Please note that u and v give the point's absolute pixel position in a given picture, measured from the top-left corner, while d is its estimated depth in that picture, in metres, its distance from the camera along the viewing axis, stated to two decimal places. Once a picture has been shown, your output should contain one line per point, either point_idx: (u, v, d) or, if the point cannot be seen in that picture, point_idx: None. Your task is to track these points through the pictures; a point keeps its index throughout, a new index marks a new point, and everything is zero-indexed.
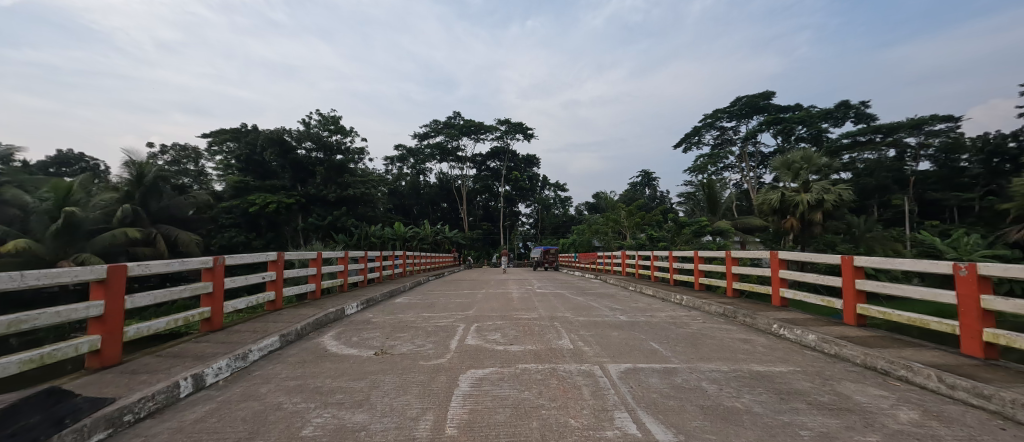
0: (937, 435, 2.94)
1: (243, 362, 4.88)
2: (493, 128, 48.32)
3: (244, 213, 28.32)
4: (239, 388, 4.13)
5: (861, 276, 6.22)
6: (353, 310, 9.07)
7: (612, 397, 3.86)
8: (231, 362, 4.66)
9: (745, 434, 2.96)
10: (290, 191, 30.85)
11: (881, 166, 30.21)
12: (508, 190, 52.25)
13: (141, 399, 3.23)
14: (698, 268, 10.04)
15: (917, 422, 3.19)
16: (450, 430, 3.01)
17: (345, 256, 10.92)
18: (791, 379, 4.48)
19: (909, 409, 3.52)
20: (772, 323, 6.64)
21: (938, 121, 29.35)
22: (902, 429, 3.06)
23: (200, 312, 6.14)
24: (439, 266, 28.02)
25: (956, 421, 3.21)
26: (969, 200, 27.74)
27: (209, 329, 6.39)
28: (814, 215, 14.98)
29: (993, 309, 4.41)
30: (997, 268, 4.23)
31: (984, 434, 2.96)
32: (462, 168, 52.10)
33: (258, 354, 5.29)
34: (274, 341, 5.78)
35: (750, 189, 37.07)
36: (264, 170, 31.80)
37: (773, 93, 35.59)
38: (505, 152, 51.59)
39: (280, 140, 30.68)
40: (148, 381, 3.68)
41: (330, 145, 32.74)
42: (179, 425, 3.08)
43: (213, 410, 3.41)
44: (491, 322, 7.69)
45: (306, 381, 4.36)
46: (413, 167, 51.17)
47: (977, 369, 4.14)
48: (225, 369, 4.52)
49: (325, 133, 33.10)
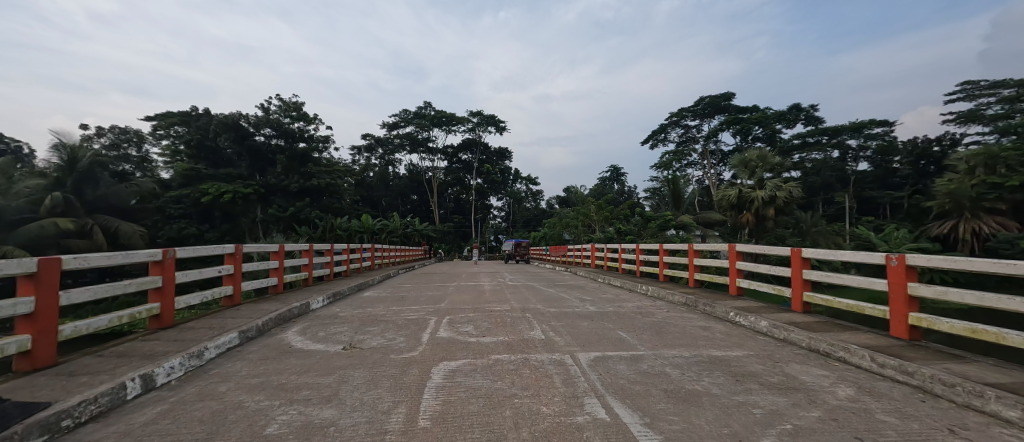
0: (870, 409, 3.30)
1: (199, 360, 4.64)
2: (464, 120, 47.54)
3: (195, 203, 26.31)
4: (195, 387, 3.95)
5: (808, 267, 6.77)
6: (318, 305, 8.81)
7: (583, 384, 4.04)
8: (185, 361, 4.42)
9: (703, 414, 3.20)
10: (247, 181, 29.01)
11: (826, 166, 32.66)
12: (480, 183, 51.82)
13: (81, 402, 3.02)
14: (663, 259, 10.44)
15: (852, 397, 3.58)
16: (424, 421, 3.04)
17: (309, 249, 10.44)
18: (746, 362, 4.85)
19: (846, 386, 3.93)
20: (729, 311, 7.12)
21: (876, 126, 31.85)
22: (840, 404, 3.41)
23: (149, 309, 5.77)
24: (409, 258, 27.67)
25: (885, 395, 3.63)
26: (899, 199, 30.56)
27: (158, 326, 6.02)
28: (767, 211, 16.05)
29: (919, 294, 4.95)
30: (922, 259, 4.75)
31: (909, 406, 3.36)
32: (433, 160, 51.07)
33: (215, 352, 5.04)
34: (232, 337, 5.52)
35: (711, 186, 38.90)
36: (219, 157, 29.81)
37: (734, 93, 37.27)
38: (477, 144, 51.07)
39: (235, 126, 28.98)
40: (90, 383, 3.43)
41: (291, 132, 31.03)
42: (127, 428, 2.91)
43: (166, 412, 3.24)
44: (463, 315, 7.73)
45: (268, 379, 4.21)
46: (381, 157, 49.89)
47: (903, 349, 4.69)
48: (178, 367, 4.29)
49: (286, 120, 31.40)
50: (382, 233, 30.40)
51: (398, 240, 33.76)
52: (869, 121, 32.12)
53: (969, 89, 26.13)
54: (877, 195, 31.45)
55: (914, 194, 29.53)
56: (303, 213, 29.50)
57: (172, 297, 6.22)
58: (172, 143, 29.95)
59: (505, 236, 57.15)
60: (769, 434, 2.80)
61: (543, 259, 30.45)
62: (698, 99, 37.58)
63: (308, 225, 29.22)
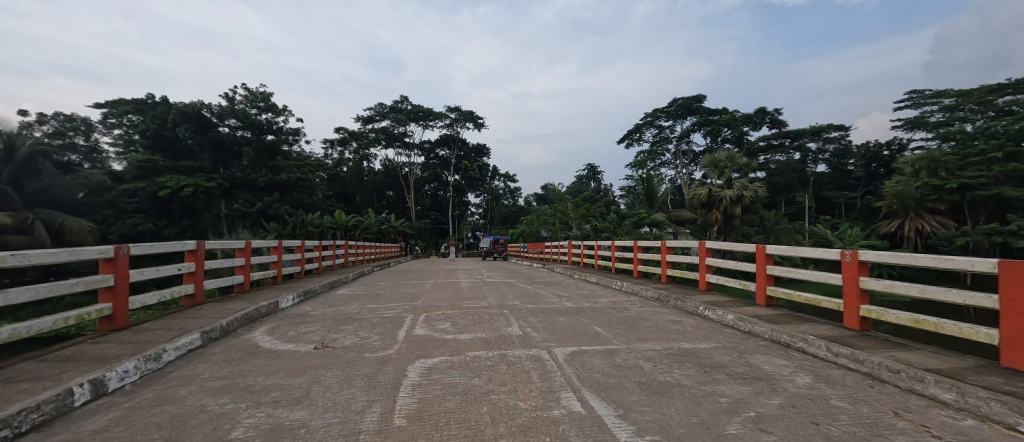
0: (824, 395, 3.55)
1: (156, 363, 4.41)
2: (442, 115, 46.86)
3: (152, 197, 24.75)
4: (152, 391, 3.74)
5: (772, 263, 7.13)
6: (288, 303, 8.50)
7: (559, 378, 4.11)
8: (141, 365, 4.18)
9: (674, 404, 3.35)
10: (210, 174, 27.54)
11: (789, 167, 34.30)
12: (458, 179, 51.53)
13: (21, 411, 2.80)
14: (637, 256, 10.72)
15: (809, 385, 3.83)
16: (399, 420, 3.02)
17: (278, 246, 10.06)
18: (714, 354, 5.09)
19: (804, 374, 4.20)
20: (698, 306, 7.43)
21: (834, 130, 33.57)
22: (798, 392, 3.65)
23: (99, 310, 5.40)
24: (384, 255, 27.12)
25: (838, 382, 3.89)
26: (854, 199, 32.74)
27: (109, 328, 5.65)
28: (734, 209, 16.79)
29: (870, 288, 5.33)
30: (873, 255, 5.12)
31: (859, 392, 3.62)
32: (409, 155, 50.15)
33: (174, 354, 4.79)
34: (194, 339, 5.27)
35: (683, 185, 40.19)
36: (178, 149, 27.83)
37: (706, 96, 38.57)
38: (455, 140, 50.65)
39: (197, 116, 27.16)
40: (32, 390, 3.20)
41: (258, 124, 29.63)
42: (74, 437, 2.73)
43: (120, 418, 3.06)
44: (441, 312, 7.69)
45: (234, 381, 4.05)
46: (355, 152, 48.35)
47: (855, 339, 5.03)
48: (133, 371, 4.06)
49: (252, 111, 29.93)
50: (356, 230, 29.68)
51: (372, 236, 33.00)
52: (828, 126, 33.75)
53: (915, 98, 28.13)
54: (834, 195, 33.53)
55: (866, 195, 31.74)
56: (272, 208, 28.42)
57: (126, 297, 5.85)
58: (125, 132, 27.85)
59: (483, 233, 56.85)
60: (734, 421, 2.96)
61: (520, 257, 30.60)
62: (671, 100, 38.71)
63: (276, 221, 28.16)
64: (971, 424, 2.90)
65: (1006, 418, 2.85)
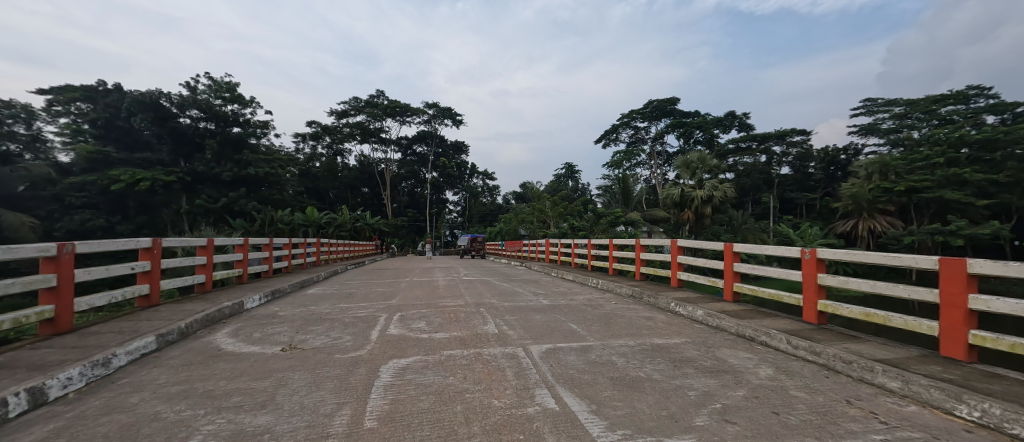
0: (783, 386, 3.75)
1: (105, 369, 4.13)
2: (419, 111, 46.07)
3: (104, 191, 23.11)
4: (100, 399, 3.50)
5: (738, 261, 7.43)
6: (254, 304, 8.15)
7: (534, 376, 4.15)
8: (87, 371, 3.91)
9: (644, 398, 3.45)
10: (168, 167, 25.99)
11: (755, 169, 36.02)
12: (436, 176, 51.01)
13: None
14: (613, 254, 10.94)
15: (771, 377, 4.03)
16: (370, 422, 2.96)
17: (243, 244, 9.61)
18: (684, 349, 5.27)
19: (766, 367, 4.41)
20: (670, 302, 7.65)
21: (796, 134, 34.96)
22: (761, 383, 3.83)
23: (40, 312, 4.99)
24: (360, 252, 26.41)
25: (797, 374, 4.12)
26: (814, 200, 34.76)
27: (52, 332, 5.24)
28: (705, 209, 17.38)
29: (827, 284, 5.65)
30: (831, 252, 5.43)
31: (815, 382, 3.85)
32: (386, 151, 49.07)
33: (125, 359, 4.49)
34: (148, 342, 4.97)
35: (657, 185, 41.35)
36: (133, 140, 26.16)
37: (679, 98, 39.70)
38: (433, 137, 49.97)
39: (155, 105, 25.54)
40: None
41: (223, 116, 28.25)
42: None
43: (62, 429, 2.85)
44: (416, 311, 7.60)
45: (193, 386, 3.85)
46: (328, 146, 46.81)
47: (813, 332, 5.34)
48: (78, 378, 3.79)
49: (216, 101, 28.55)
50: (330, 227, 28.82)
51: (346, 234, 32.10)
52: (792, 130, 35.04)
53: (869, 105, 29.90)
54: (796, 196, 35.43)
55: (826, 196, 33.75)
56: (238, 204, 27.17)
57: (71, 298, 5.44)
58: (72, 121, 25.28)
59: (461, 231, 56.35)
60: (701, 413, 3.08)
61: (498, 255, 30.58)
62: (647, 101, 39.75)
63: (242, 217, 26.95)
64: (913, 409, 3.13)
65: (944, 404, 3.10)
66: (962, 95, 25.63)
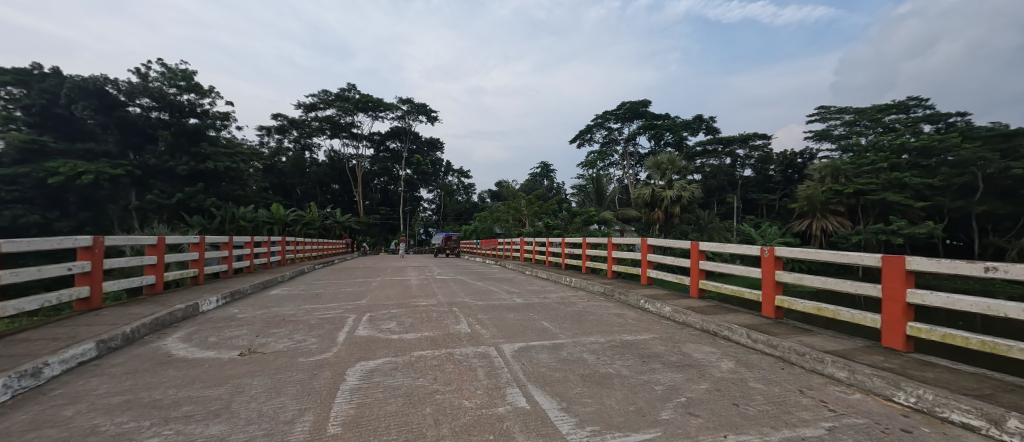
0: (743, 378, 3.93)
1: (35, 380, 3.76)
2: (392, 107, 45.04)
3: (38, 185, 21.16)
4: (27, 413, 3.18)
5: (703, 258, 7.72)
6: (210, 306, 7.68)
7: (506, 375, 4.14)
8: (13, 382, 3.54)
9: (613, 394, 3.52)
10: (114, 159, 24.12)
11: (721, 171, 37.76)
12: (409, 174, 50.07)
13: None
14: (585, 252, 11.10)
15: (732, 370, 4.21)
16: (334, 428, 2.84)
17: (200, 242, 9.04)
18: (652, 345, 5.41)
19: (728, 360, 4.61)
20: (639, 299, 7.85)
21: (758, 138, 36.96)
22: (722, 376, 3.99)
23: None
24: (329, 250, 25.47)
25: (756, 366, 4.33)
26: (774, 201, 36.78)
27: None
28: (673, 209, 17.99)
29: (783, 280, 5.98)
30: (787, 251, 5.75)
31: (771, 374, 4.05)
32: (357, 147, 47.65)
33: (59, 369, 4.10)
34: (87, 350, 4.56)
35: (629, 184, 42.48)
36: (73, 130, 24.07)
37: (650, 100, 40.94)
38: (406, 133, 48.98)
39: (100, 92, 23.60)
40: None
41: (179, 106, 26.78)
42: None
43: None
44: (386, 311, 7.39)
45: (137, 395, 3.57)
46: (294, 140, 44.92)
47: (771, 326, 5.63)
48: (2, 391, 3.42)
49: (171, 90, 26.94)
50: (297, 226, 27.64)
51: (314, 232, 30.92)
52: (754, 134, 36.98)
53: (823, 113, 31.96)
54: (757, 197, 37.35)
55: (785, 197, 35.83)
56: (193, 200, 25.61)
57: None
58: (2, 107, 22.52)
59: (434, 230, 55.50)
60: (667, 407, 3.17)
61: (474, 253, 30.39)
62: (619, 103, 40.76)
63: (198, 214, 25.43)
64: (858, 397, 3.36)
65: (884, 391, 3.34)
66: (903, 105, 27.91)
